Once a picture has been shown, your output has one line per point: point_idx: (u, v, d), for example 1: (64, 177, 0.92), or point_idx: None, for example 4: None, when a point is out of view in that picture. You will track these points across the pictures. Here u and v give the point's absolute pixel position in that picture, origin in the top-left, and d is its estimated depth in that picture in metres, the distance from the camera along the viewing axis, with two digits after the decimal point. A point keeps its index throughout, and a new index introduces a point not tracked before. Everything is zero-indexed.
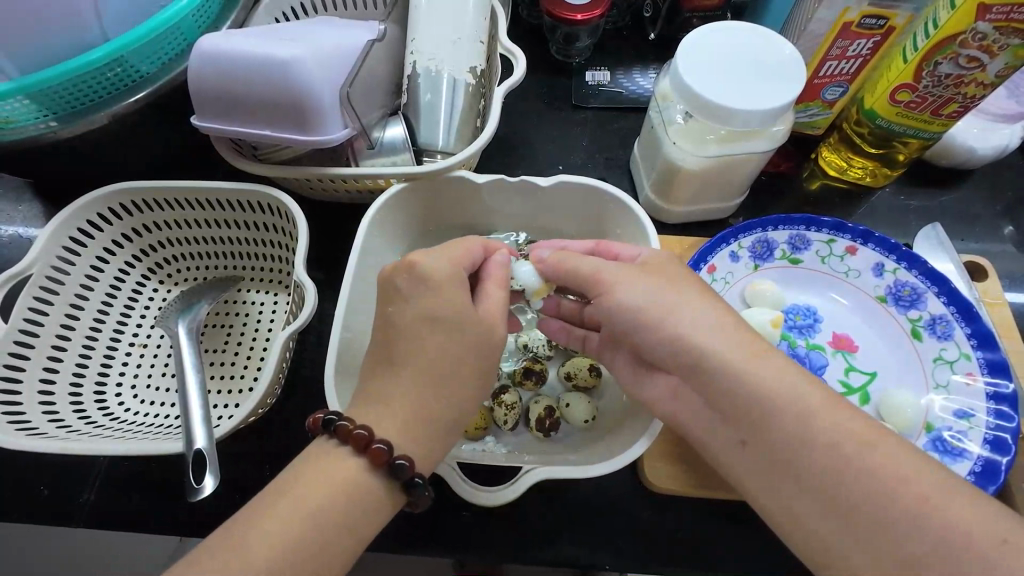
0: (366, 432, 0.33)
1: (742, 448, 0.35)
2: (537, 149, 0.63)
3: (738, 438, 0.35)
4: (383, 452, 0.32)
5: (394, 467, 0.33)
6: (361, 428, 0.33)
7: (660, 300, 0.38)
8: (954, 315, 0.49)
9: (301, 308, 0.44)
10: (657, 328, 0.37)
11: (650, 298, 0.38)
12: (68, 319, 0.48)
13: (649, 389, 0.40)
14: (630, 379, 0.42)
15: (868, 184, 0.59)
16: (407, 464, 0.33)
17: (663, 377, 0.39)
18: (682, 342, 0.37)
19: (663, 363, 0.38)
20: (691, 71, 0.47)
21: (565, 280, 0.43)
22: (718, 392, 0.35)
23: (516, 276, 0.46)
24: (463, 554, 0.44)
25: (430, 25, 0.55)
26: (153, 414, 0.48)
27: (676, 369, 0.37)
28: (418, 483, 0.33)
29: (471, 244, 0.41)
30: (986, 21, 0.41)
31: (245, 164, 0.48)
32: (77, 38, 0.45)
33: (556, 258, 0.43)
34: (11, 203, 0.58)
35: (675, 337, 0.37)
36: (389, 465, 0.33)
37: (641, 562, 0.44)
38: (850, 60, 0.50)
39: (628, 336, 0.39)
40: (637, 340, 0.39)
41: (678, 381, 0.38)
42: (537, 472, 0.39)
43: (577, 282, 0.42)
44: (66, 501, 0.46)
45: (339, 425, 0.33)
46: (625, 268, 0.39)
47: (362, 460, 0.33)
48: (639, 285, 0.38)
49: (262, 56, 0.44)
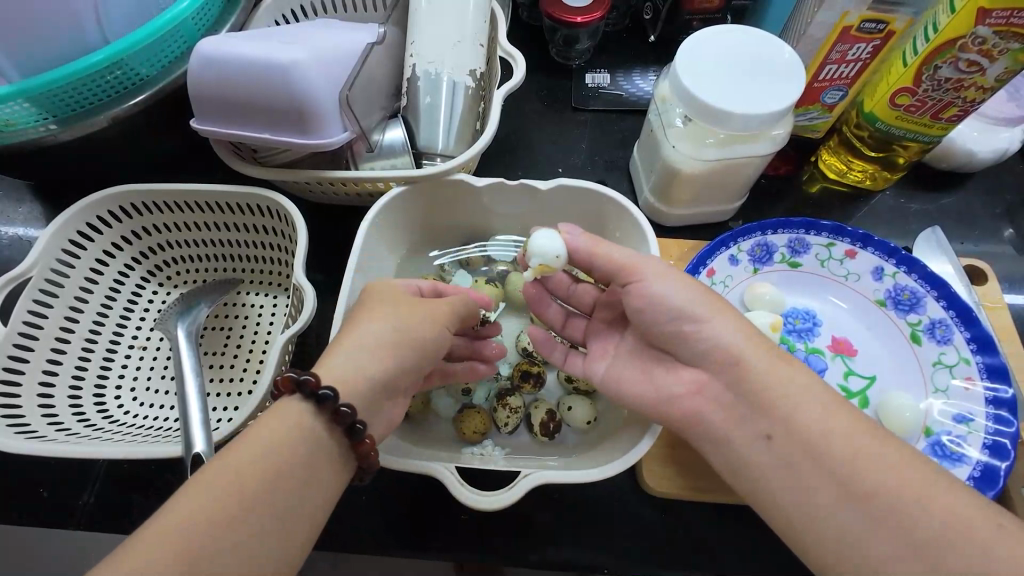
0: (308, 377, 0.32)
1: (765, 444, 0.35)
2: (536, 151, 0.63)
3: (762, 433, 0.35)
4: (326, 398, 0.32)
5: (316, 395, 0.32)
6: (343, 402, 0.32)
7: (699, 298, 0.38)
8: (954, 318, 0.49)
9: (300, 312, 0.44)
10: (693, 322, 0.37)
11: (688, 295, 0.38)
12: (68, 321, 0.48)
13: (665, 385, 0.39)
14: (638, 380, 0.41)
15: (868, 187, 0.59)
16: (332, 392, 0.32)
17: (688, 372, 0.38)
18: (719, 343, 0.37)
19: (694, 358, 0.38)
20: (691, 75, 0.47)
21: (599, 266, 0.41)
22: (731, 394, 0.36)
23: (540, 247, 0.41)
24: (461, 555, 0.44)
25: (430, 27, 0.55)
26: (153, 417, 0.48)
27: (709, 365, 0.37)
28: (361, 428, 0.33)
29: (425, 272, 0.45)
30: (985, 25, 0.41)
31: (246, 167, 0.48)
32: (77, 41, 0.45)
33: (590, 243, 0.41)
34: (12, 204, 0.58)
35: (712, 336, 0.37)
36: (334, 411, 0.32)
37: (639, 564, 0.44)
38: (850, 63, 0.50)
39: (658, 331, 0.39)
40: (665, 333, 0.39)
41: (706, 378, 0.38)
42: (534, 477, 0.39)
43: (610, 271, 0.41)
44: (64, 504, 0.46)
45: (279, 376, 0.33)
46: (667, 267, 0.39)
47: (308, 407, 0.33)
48: (680, 279, 0.39)
49: (263, 60, 0.44)
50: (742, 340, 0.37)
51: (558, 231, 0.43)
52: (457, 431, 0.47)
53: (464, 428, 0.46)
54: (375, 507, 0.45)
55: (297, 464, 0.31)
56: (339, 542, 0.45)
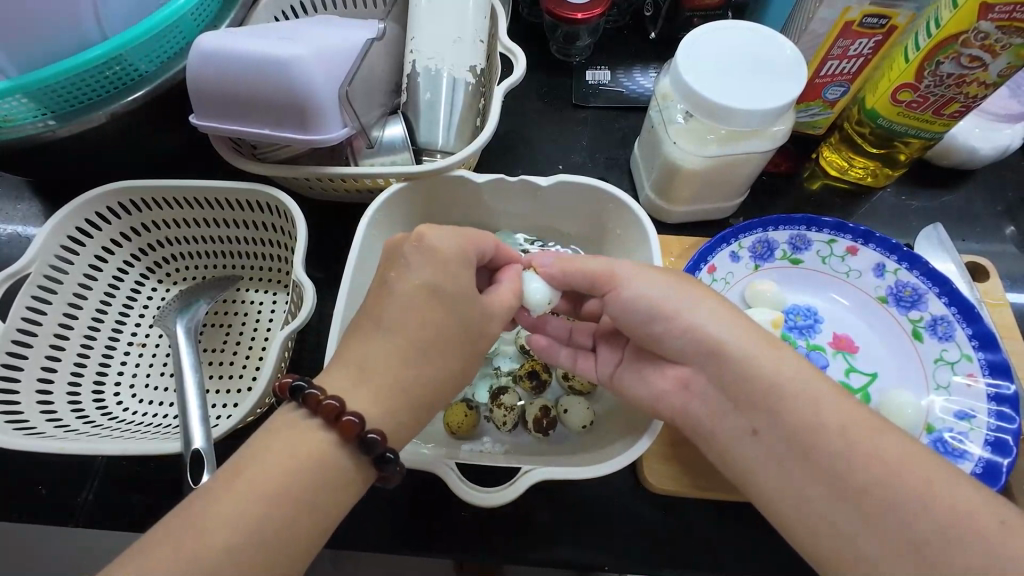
0: (338, 403, 0.31)
1: (753, 438, 0.35)
2: (536, 148, 0.62)
3: (750, 426, 0.35)
4: (355, 425, 0.31)
5: (342, 420, 0.31)
6: (355, 417, 0.31)
7: (670, 291, 0.38)
8: (955, 316, 0.49)
9: (300, 308, 0.43)
10: (672, 319, 0.38)
11: (663, 290, 0.38)
12: (67, 318, 0.48)
13: (654, 384, 0.40)
14: (635, 381, 0.41)
15: (869, 184, 0.59)
16: (378, 437, 0.31)
17: (674, 369, 0.39)
18: (699, 336, 0.37)
19: (678, 354, 0.38)
20: (692, 71, 0.47)
21: (575, 280, 0.42)
22: (734, 391, 0.35)
23: (531, 293, 0.42)
24: (461, 553, 0.44)
25: (430, 23, 0.55)
26: (151, 414, 0.48)
27: (692, 360, 0.37)
28: (391, 458, 0.32)
29: (485, 238, 0.41)
30: (988, 20, 0.41)
31: (253, 166, 0.48)
32: (76, 38, 0.45)
33: (563, 263, 0.42)
34: (11, 201, 0.58)
35: (690, 329, 0.37)
36: (360, 439, 0.31)
37: (640, 562, 0.44)
38: (851, 59, 0.49)
39: (640, 328, 0.39)
40: (650, 332, 0.39)
41: (691, 372, 0.38)
42: (537, 471, 0.38)
43: (585, 282, 0.42)
44: (63, 502, 0.46)
45: (309, 394, 0.32)
46: (638, 266, 0.40)
47: (334, 434, 0.31)
48: (649, 274, 0.39)
49: (263, 55, 0.44)
50: (746, 336, 0.37)
51: (534, 268, 0.44)
52: (447, 429, 0.47)
53: (453, 422, 0.46)
54: (375, 506, 0.45)
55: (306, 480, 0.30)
56: (339, 540, 0.44)
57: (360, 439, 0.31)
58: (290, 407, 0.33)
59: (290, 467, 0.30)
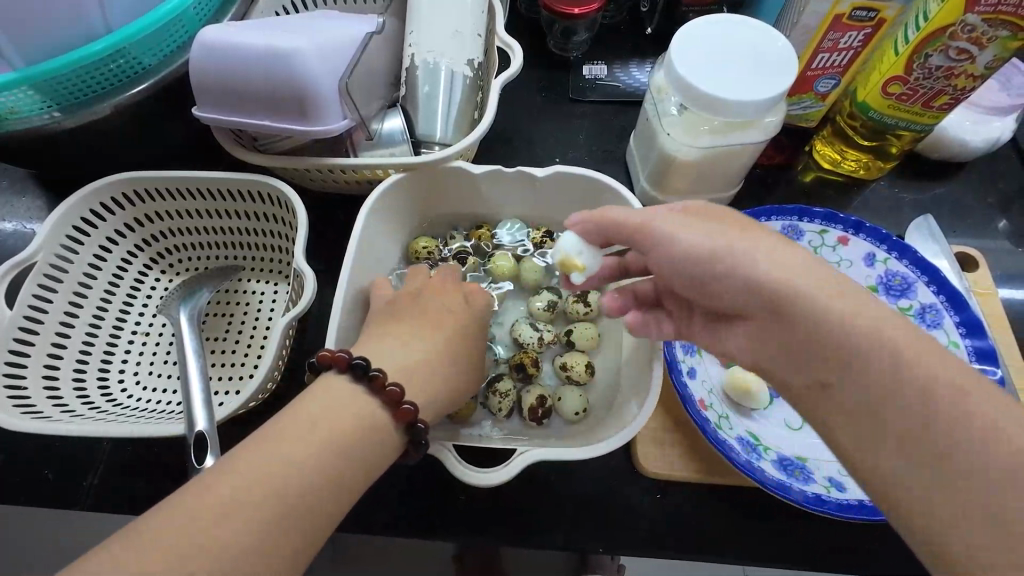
0: (399, 392, 0.35)
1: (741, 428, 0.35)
2: (535, 142, 0.63)
3: None
4: (411, 413, 0.36)
5: (413, 428, 0.36)
6: (411, 403, 0.36)
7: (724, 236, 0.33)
8: (944, 303, 0.50)
9: (300, 297, 0.44)
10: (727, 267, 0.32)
11: (709, 235, 0.34)
12: (72, 306, 0.49)
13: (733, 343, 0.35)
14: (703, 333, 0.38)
15: (862, 177, 0.60)
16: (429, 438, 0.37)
17: (741, 328, 0.34)
18: (756, 280, 0.31)
19: (739, 309, 0.33)
20: (685, 64, 0.47)
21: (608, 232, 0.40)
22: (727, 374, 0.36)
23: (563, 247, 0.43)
24: (460, 537, 0.45)
25: (429, 18, 0.56)
26: (155, 400, 0.49)
27: (754, 314, 0.32)
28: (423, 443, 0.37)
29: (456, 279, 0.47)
30: (975, 13, 0.42)
31: (247, 155, 0.49)
32: (82, 30, 0.46)
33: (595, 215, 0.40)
34: (16, 194, 0.59)
35: (740, 270, 0.32)
36: (411, 426, 0.36)
37: (638, 547, 0.45)
38: (842, 52, 0.50)
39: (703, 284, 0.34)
40: (704, 287, 0.34)
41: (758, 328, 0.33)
42: (534, 454, 0.39)
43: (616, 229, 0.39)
44: (69, 486, 0.47)
45: (373, 376, 0.35)
46: (670, 212, 0.36)
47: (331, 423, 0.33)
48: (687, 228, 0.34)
49: (263, 49, 0.45)
50: (810, 272, 0.31)
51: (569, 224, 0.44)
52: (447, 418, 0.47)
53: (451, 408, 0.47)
54: (376, 490, 0.46)
55: (365, 454, 0.34)
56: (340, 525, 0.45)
57: (408, 425, 0.36)
58: (336, 385, 0.35)
59: (302, 458, 0.31)
